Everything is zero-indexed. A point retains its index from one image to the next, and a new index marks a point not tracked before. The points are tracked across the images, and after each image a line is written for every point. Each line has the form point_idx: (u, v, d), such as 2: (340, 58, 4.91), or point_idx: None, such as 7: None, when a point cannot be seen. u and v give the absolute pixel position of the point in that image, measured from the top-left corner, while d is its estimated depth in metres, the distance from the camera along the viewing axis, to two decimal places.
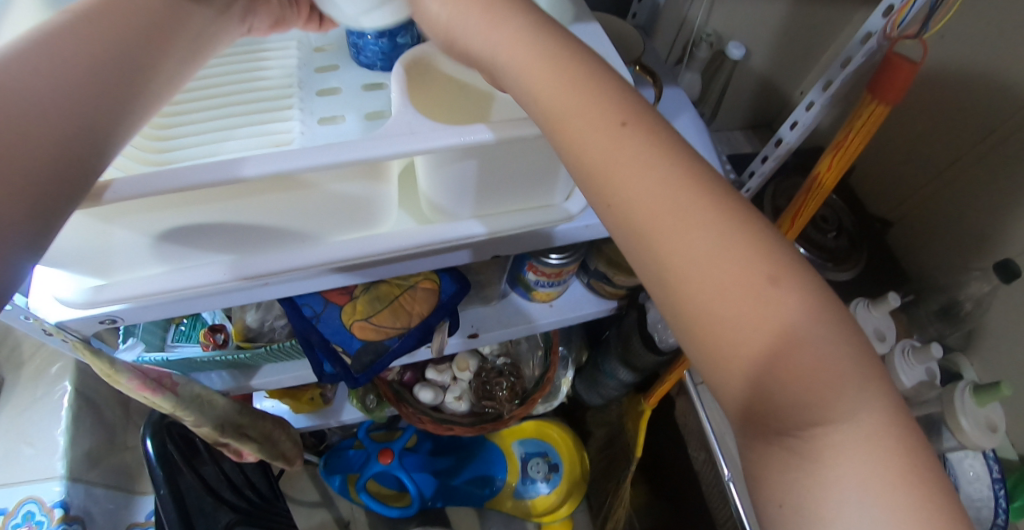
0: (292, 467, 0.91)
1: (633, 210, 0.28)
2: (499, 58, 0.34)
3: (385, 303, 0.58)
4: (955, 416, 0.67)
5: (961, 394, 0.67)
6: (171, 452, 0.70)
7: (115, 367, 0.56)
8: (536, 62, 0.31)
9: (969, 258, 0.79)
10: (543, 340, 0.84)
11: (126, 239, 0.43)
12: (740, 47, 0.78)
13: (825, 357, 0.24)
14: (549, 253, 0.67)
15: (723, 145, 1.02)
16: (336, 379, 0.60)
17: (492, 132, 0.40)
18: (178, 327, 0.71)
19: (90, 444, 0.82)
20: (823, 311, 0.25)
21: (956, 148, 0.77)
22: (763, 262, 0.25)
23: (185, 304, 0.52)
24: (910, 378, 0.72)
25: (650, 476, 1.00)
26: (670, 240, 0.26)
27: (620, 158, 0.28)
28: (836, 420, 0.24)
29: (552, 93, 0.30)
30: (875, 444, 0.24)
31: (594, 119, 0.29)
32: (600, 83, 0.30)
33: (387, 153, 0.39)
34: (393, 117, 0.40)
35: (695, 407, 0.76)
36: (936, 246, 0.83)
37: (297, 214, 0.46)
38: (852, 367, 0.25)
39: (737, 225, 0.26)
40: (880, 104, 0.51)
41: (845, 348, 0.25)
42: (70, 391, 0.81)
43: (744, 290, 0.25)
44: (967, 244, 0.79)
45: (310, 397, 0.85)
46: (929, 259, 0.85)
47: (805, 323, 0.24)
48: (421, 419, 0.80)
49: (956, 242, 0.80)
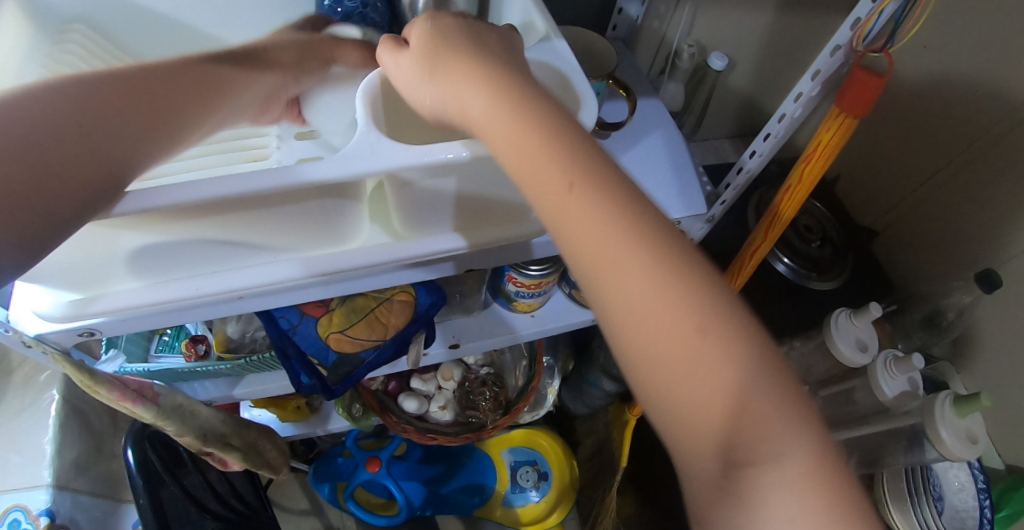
0: (279, 476, 0.92)
1: (586, 260, 0.30)
2: (464, 97, 0.35)
3: (360, 315, 0.59)
4: (935, 428, 0.66)
5: (940, 405, 0.67)
6: (151, 463, 0.71)
7: (95, 379, 0.56)
8: (498, 115, 0.33)
9: (955, 268, 0.79)
10: (527, 349, 0.84)
11: (104, 253, 0.44)
12: (721, 58, 0.79)
13: (761, 395, 0.26)
14: (529, 264, 0.67)
15: (710, 154, 1.02)
16: (314, 391, 0.60)
17: (458, 151, 0.39)
18: (162, 338, 0.71)
19: (78, 452, 0.83)
20: (755, 353, 0.27)
21: (939, 158, 0.77)
22: (701, 312, 0.28)
23: (166, 316, 0.52)
24: (892, 389, 0.71)
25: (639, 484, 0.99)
26: (621, 295, 0.29)
27: (575, 213, 0.30)
28: (771, 446, 0.25)
29: (511, 142, 0.32)
30: (805, 473, 0.25)
31: (557, 166, 0.31)
32: (555, 129, 0.31)
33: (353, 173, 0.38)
34: (357, 136, 0.40)
35: None
36: (923, 255, 0.83)
37: (276, 228, 0.46)
38: (785, 398, 0.27)
39: (680, 270, 0.28)
40: (848, 117, 0.51)
41: (776, 378, 0.27)
42: (58, 399, 0.81)
43: (684, 338, 0.27)
44: (953, 254, 0.79)
45: (296, 405, 0.86)
46: (915, 268, 0.85)
47: (741, 363, 0.27)
48: (405, 429, 0.80)
49: (942, 251, 0.81)
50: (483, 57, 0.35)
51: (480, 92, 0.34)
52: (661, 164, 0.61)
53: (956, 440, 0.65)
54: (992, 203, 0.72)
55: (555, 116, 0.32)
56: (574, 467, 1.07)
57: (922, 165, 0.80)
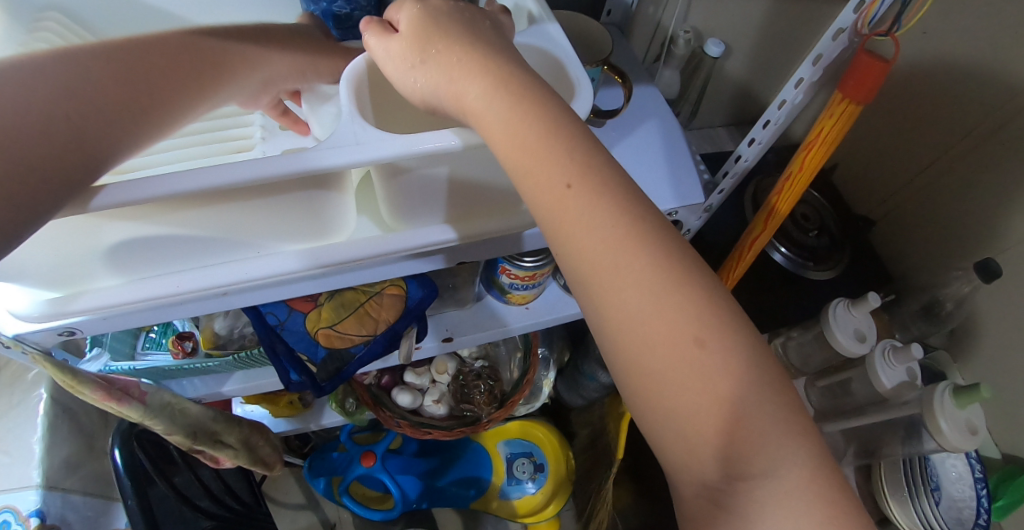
0: (274, 472, 0.91)
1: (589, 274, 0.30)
2: (454, 83, 0.33)
3: (349, 310, 0.58)
4: (934, 419, 0.65)
5: (940, 397, 0.66)
6: (139, 463, 0.70)
7: (78, 379, 0.54)
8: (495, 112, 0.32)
9: (953, 256, 0.78)
10: (522, 342, 0.83)
11: (83, 250, 0.42)
12: (718, 45, 0.77)
13: (748, 401, 0.27)
14: (523, 255, 0.65)
15: (706, 143, 1.00)
16: (303, 387, 0.59)
17: (448, 138, 0.38)
18: (149, 335, 0.69)
19: (67, 451, 0.82)
20: (740, 360, 0.28)
21: (939, 145, 0.76)
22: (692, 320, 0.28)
23: (152, 313, 0.51)
24: (890, 380, 0.71)
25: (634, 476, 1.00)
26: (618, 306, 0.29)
27: (576, 222, 0.29)
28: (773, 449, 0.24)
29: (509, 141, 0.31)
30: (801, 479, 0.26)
31: (558, 171, 0.30)
32: (551, 127, 0.30)
33: (339, 162, 0.36)
34: (342, 123, 0.38)
35: None
36: (921, 244, 0.82)
37: (263, 220, 0.45)
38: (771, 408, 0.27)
39: (682, 283, 0.28)
40: (850, 103, 0.49)
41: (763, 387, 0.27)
42: (45, 398, 0.80)
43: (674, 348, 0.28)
44: (951, 243, 0.78)
45: (288, 401, 0.84)
46: (913, 257, 0.84)
47: (724, 358, 0.27)
48: (399, 424, 0.78)
49: (940, 240, 0.79)
50: (481, 47, 0.34)
51: (477, 88, 0.32)
52: (657, 154, 0.60)
53: (955, 432, 0.64)
54: (991, 192, 0.71)
55: (564, 123, 0.31)
56: (571, 458, 1.06)
57: (921, 153, 0.79)
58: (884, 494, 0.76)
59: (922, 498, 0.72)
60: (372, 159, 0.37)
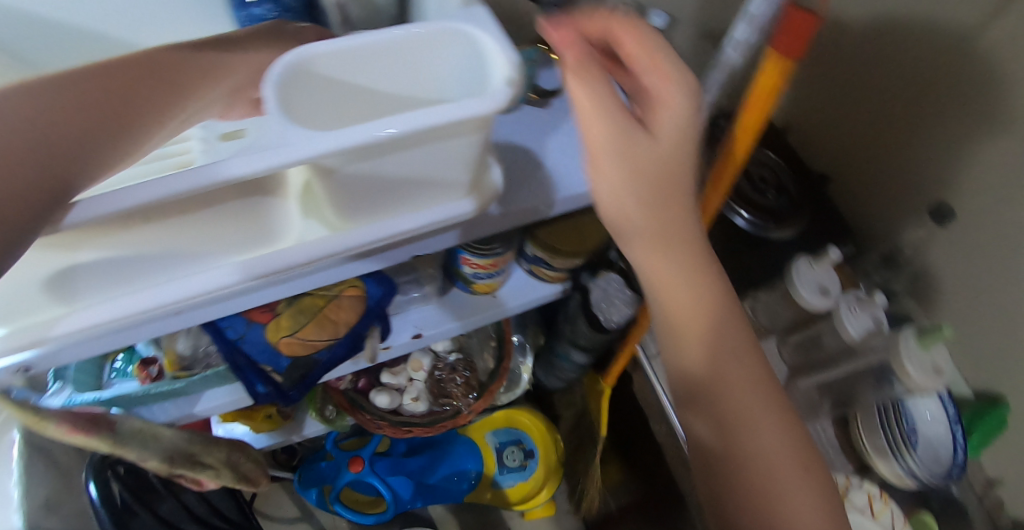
0: (260, 488, 0.89)
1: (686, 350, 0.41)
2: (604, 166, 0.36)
3: (309, 316, 0.56)
4: (900, 362, 0.66)
5: (904, 340, 0.67)
6: (117, 493, 0.69)
7: (39, 415, 0.53)
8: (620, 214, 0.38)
9: (907, 204, 0.80)
10: (495, 330, 0.84)
11: (29, 273, 0.40)
12: (660, 15, 0.77)
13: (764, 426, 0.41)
14: (483, 244, 0.65)
15: None
16: (271, 397, 0.59)
17: (399, 126, 0.36)
18: (114, 364, 0.68)
19: (44, 491, 0.79)
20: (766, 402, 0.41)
21: (889, 95, 0.76)
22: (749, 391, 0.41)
23: (118, 333, 0.50)
24: (857, 329, 0.72)
25: (621, 449, 1.01)
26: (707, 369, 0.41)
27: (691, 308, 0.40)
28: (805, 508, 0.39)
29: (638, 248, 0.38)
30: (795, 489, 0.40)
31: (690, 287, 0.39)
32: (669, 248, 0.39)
33: (282, 163, 0.34)
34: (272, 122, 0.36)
35: (650, 381, 0.76)
36: (874, 194, 0.84)
37: (216, 226, 0.43)
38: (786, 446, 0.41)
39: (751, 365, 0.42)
40: (781, 56, 0.47)
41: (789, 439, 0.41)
42: (15, 440, 0.77)
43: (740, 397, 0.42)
44: (903, 191, 0.80)
45: (267, 415, 0.83)
46: (868, 207, 0.85)
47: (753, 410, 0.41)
48: (379, 424, 0.79)
49: (894, 189, 0.81)
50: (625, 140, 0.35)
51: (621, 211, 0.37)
52: None
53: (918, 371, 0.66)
54: (930, 139, 0.73)
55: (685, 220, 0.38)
56: (558, 439, 1.07)
57: (872, 104, 0.79)
58: (862, 439, 0.77)
59: (898, 447, 0.73)
60: (297, 158, 0.34)
